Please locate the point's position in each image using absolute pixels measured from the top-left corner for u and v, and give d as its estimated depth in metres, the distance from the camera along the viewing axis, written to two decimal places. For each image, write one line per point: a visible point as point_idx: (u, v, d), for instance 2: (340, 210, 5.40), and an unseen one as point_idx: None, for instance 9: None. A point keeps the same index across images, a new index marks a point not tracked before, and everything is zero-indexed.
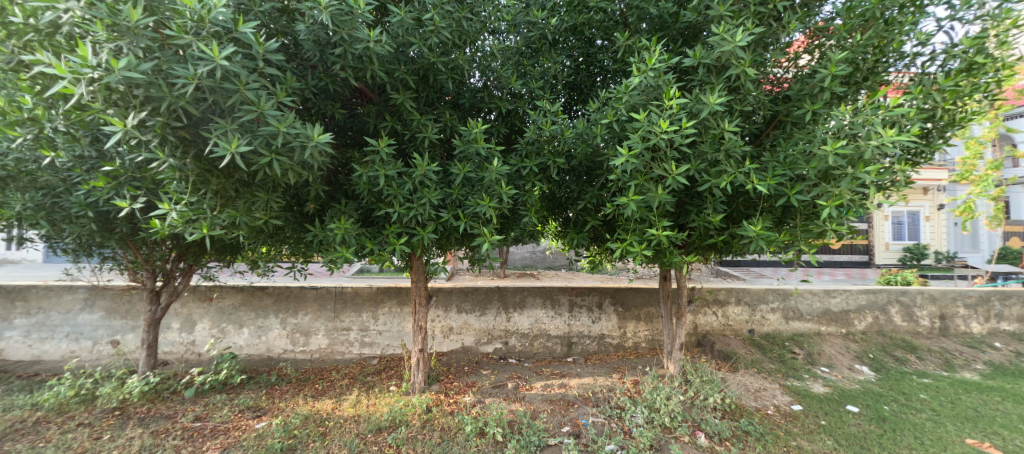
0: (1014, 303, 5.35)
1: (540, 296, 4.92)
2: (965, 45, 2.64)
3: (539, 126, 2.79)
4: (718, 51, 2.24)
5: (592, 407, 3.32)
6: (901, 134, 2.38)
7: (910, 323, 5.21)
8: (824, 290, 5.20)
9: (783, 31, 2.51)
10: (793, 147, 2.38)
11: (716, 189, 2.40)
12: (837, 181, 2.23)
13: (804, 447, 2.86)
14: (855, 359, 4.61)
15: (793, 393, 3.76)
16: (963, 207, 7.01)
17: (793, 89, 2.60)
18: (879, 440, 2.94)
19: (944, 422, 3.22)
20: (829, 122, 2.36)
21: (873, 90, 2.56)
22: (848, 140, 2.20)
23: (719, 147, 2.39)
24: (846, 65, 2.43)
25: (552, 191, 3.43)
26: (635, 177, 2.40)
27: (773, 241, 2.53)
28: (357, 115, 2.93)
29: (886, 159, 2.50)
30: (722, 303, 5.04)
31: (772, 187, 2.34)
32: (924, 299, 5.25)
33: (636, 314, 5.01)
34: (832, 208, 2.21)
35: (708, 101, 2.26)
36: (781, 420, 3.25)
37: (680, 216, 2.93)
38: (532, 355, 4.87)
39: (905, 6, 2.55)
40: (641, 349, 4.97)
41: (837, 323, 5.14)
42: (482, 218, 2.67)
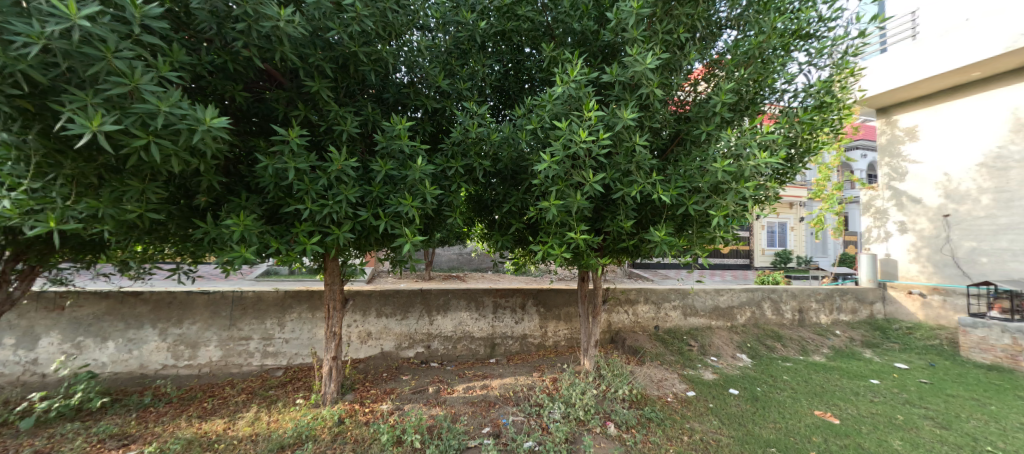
0: (849, 298, 6.65)
1: (463, 298, 4.88)
2: (817, 87, 3.21)
3: (466, 128, 2.78)
4: (632, 70, 2.46)
5: (512, 406, 3.39)
6: (772, 156, 2.80)
7: (778, 316, 6.18)
8: (715, 289, 5.93)
9: (686, 59, 2.81)
10: (691, 163, 2.70)
11: (627, 197, 2.62)
12: (725, 194, 2.58)
13: (695, 428, 3.22)
14: (737, 348, 5.34)
15: (689, 381, 4.23)
16: (817, 219, 8.48)
17: (692, 111, 2.95)
18: (753, 417, 3.44)
19: (800, 398, 3.88)
20: (719, 142, 2.72)
21: (753, 118, 2.98)
22: (733, 159, 2.56)
23: (631, 158, 2.61)
24: (733, 94, 2.82)
25: (478, 193, 3.44)
26: (557, 183, 2.52)
27: (674, 246, 2.83)
28: (264, 100, 2.65)
29: (762, 177, 2.93)
30: (632, 302, 5.49)
31: (673, 197, 2.63)
32: (788, 296, 6.27)
33: (556, 314, 5.23)
34: (720, 217, 2.55)
35: (622, 115, 2.46)
36: (678, 406, 3.64)
37: (597, 221, 3.12)
38: (455, 358, 4.83)
39: (778, 49, 3.01)
40: (560, 347, 5.20)
41: (724, 317, 5.90)
42: (405, 218, 2.57)
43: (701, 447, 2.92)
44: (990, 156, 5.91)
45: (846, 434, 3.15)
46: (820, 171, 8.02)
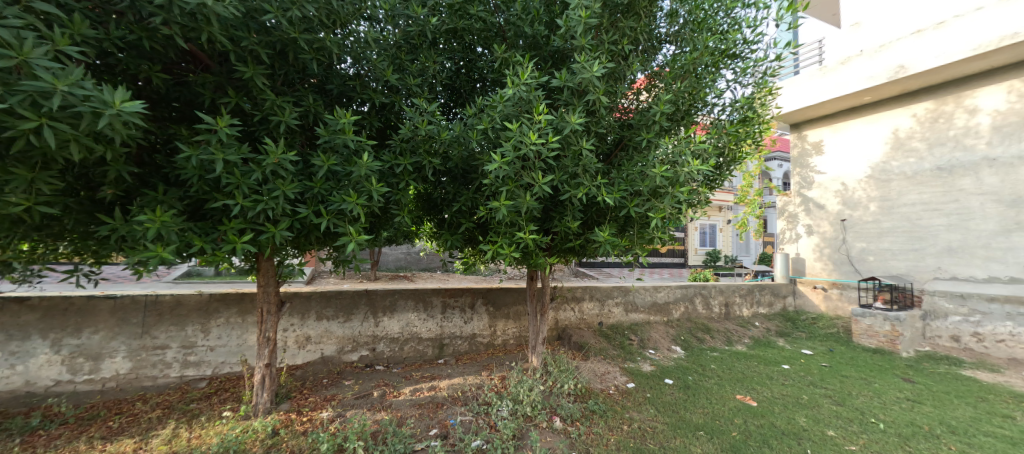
0: (766, 293, 7.43)
1: (411, 299, 4.76)
2: (740, 103, 3.55)
3: (415, 124, 2.71)
4: (579, 77, 2.56)
5: (460, 406, 3.37)
6: (704, 164, 3.06)
7: (708, 311, 6.74)
8: (653, 286, 6.33)
9: (629, 69, 2.97)
10: (633, 168, 2.87)
11: (574, 198, 2.73)
12: (663, 198, 2.77)
13: (634, 417, 3.43)
14: (672, 341, 5.74)
15: (629, 373, 4.49)
16: (742, 221, 9.32)
17: (635, 119, 3.12)
18: (684, 403, 3.73)
19: (724, 385, 4.27)
20: (657, 149, 2.91)
21: (688, 127, 3.23)
22: (670, 166, 2.76)
23: (578, 162, 2.72)
24: (671, 105, 3.03)
25: (428, 191, 3.39)
26: (507, 184, 2.56)
27: (617, 245, 2.99)
28: (187, 84, 2.41)
29: (695, 182, 3.19)
30: (578, 300, 5.70)
31: (617, 200, 2.78)
32: (716, 292, 6.85)
33: (505, 312, 5.28)
34: (658, 219, 2.74)
35: (570, 120, 2.56)
36: (619, 397, 3.85)
37: (545, 221, 3.20)
38: (402, 360, 4.70)
39: (710, 65, 3.29)
40: (509, 345, 5.27)
41: (661, 313, 6.32)
42: (349, 216, 2.46)
43: (639, 435, 3.11)
44: (876, 169, 6.85)
45: (762, 414, 3.52)
46: (745, 178, 8.82)
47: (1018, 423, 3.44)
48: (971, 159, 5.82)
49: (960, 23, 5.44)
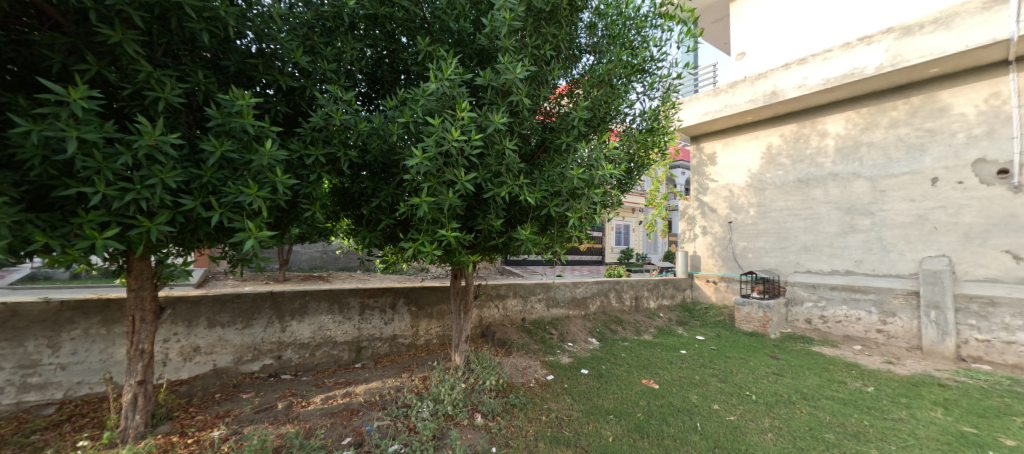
0: (669, 286, 8.29)
1: (324, 300, 4.42)
2: (647, 114, 3.90)
3: (329, 113, 2.52)
4: (503, 77, 2.61)
5: (378, 411, 3.23)
6: (616, 168, 3.32)
7: (620, 304, 7.31)
8: (573, 282, 6.68)
9: (550, 74, 3.09)
10: (554, 169, 3.01)
11: (497, 197, 2.78)
12: (580, 198, 2.96)
13: (552, 407, 3.59)
14: (589, 334, 6.13)
15: (549, 366, 4.70)
16: (650, 222, 10.23)
17: (556, 122, 3.27)
18: (597, 391, 4.01)
19: (632, 371, 4.67)
20: (575, 152, 3.09)
21: (603, 133, 3.46)
22: (586, 169, 2.96)
23: (502, 161, 2.78)
24: (588, 111, 3.23)
25: (345, 185, 3.19)
26: (429, 180, 2.51)
27: (537, 243, 3.11)
28: (27, 43, 1.95)
29: (609, 185, 3.44)
30: (502, 297, 5.80)
31: (538, 199, 2.90)
32: (628, 286, 7.46)
33: (428, 312, 5.17)
34: (575, 218, 2.92)
35: (493, 119, 2.60)
36: (539, 389, 4.01)
37: (469, 219, 3.20)
38: (313, 367, 4.35)
39: (623, 78, 3.56)
40: (431, 345, 5.17)
41: (580, 307, 6.71)
42: (248, 209, 2.20)
43: (556, 424, 3.26)
44: (755, 179, 8.01)
45: (662, 395, 3.92)
46: (653, 183, 9.68)
47: (849, 387, 4.28)
48: (821, 174, 7.08)
49: (815, 61, 6.60)
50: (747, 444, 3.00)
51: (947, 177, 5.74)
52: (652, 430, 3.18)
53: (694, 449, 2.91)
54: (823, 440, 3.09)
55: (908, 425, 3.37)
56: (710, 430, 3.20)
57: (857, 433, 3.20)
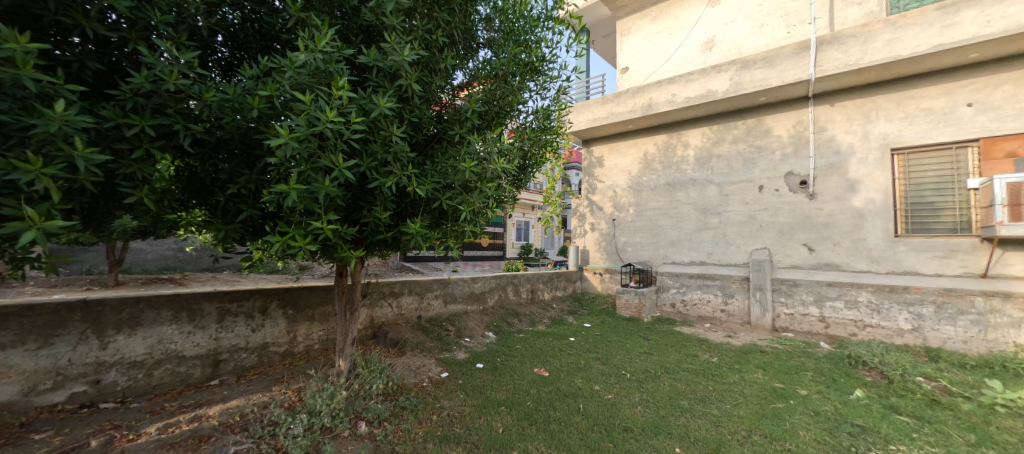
0: (562, 279, 8.85)
1: (167, 307, 3.63)
2: (538, 113, 4.06)
3: (160, 75, 2.02)
4: (389, 58, 2.44)
5: (236, 434, 2.77)
6: (509, 164, 3.39)
7: (517, 297, 7.55)
8: (471, 277, 6.69)
9: (444, 62, 2.98)
10: (446, 161, 2.94)
11: (383, 188, 2.60)
12: (472, 192, 2.95)
13: (444, 405, 3.51)
14: (486, 328, 6.20)
15: (444, 363, 4.60)
16: (546, 218, 10.76)
17: (449, 113, 3.18)
18: (490, 384, 4.04)
19: (526, 361, 4.85)
20: (468, 145, 3.06)
21: (497, 128, 3.49)
22: (479, 162, 2.95)
23: (389, 149, 2.61)
24: (482, 104, 3.21)
25: (191, 167, 2.64)
26: (299, 165, 2.22)
27: (429, 237, 3.00)
28: None
29: (502, 179, 3.50)
30: (396, 295, 5.51)
31: (429, 192, 2.80)
32: (525, 280, 7.74)
33: (308, 315, 4.63)
34: (467, 212, 2.90)
35: (378, 103, 2.41)
36: (431, 388, 3.89)
37: (352, 211, 2.94)
38: (150, 389, 3.55)
39: (518, 75, 3.64)
40: (312, 352, 4.65)
41: (478, 302, 6.74)
42: (29, 191, 1.66)
43: (447, 422, 3.19)
44: (634, 181, 9.00)
45: (551, 382, 4.13)
46: (550, 180, 10.20)
47: (701, 359, 5.09)
48: (684, 179, 8.26)
49: (681, 82, 7.65)
50: (620, 418, 3.32)
51: (770, 185, 7.18)
52: (540, 416, 3.32)
53: (576, 430, 3.12)
54: (679, 406, 3.58)
55: (739, 386, 4.11)
56: (591, 410, 3.46)
57: (704, 397, 3.78)
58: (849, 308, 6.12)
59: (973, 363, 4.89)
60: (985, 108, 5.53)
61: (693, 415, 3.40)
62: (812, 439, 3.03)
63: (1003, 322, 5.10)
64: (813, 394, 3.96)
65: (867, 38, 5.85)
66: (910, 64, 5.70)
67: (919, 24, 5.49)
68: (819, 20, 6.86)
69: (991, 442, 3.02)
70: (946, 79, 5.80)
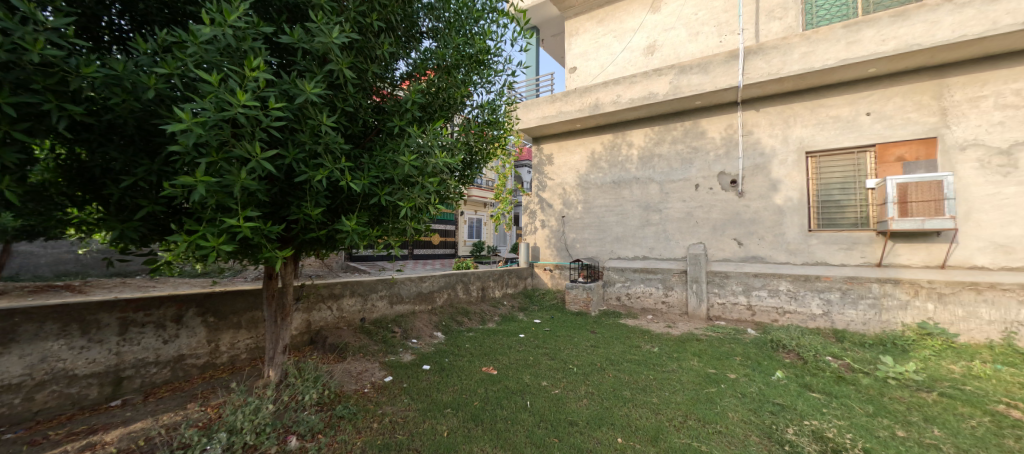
0: (512, 276, 8.86)
1: (51, 320, 3.10)
2: (484, 108, 3.99)
3: (22, 44, 1.70)
4: (315, 40, 2.26)
5: None
6: (453, 158, 3.29)
7: (467, 295, 7.44)
8: (418, 276, 6.47)
9: (380, 48, 2.82)
10: (385, 154, 2.79)
11: (312, 182, 2.41)
12: (413, 188, 2.83)
13: (387, 411, 3.35)
14: (434, 328, 6.04)
15: (388, 367, 4.40)
16: (497, 215, 10.70)
17: (388, 103, 3.02)
18: (437, 386, 3.92)
19: (475, 360, 4.77)
20: (409, 137, 2.92)
21: (440, 121, 3.39)
22: (419, 156, 2.84)
23: (318, 140, 2.43)
24: (422, 95, 3.09)
25: (75, 156, 2.26)
26: (210, 155, 2.00)
27: (367, 235, 2.83)
28: None
29: (446, 174, 3.40)
30: (336, 297, 5.19)
31: (366, 187, 2.65)
32: (475, 278, 7.65)
33: (233, 322, 4.22)
34: (407, 208, 2.77)
35: (303, 88, 2.23)
36: (373, 394, 3.70)
37: (279, 207, 2.70)
38: (29, 417, 3.02)
39: (462, 66, 3.54)
40: (238, 362, 4.24)
41: (426, 301, 6.55)
42: None
43: (389, 429, 3.04)
44: (582, 179, 9.22)
45: (499, 380, 4.08)
46: (501, 177, 10.16)
47: (643, 349, 5.32)
48: (628, 177, 8.59)
49: (626, 83, 7.94)
50: (566, 412, 3.35)
51: (704, 184, 7.68)
52: (486, 416, 3.26)
53: (523, 427, 3.10)
54: (622, 396, 3.70)
55: (677, 374, 4.33)
56: (537, 406, 3.47)
57: (645, 387, 3.94)
58: (771, 296, 6.72)
59: (870, 342, 5.56)
60: (880, 118, 6.27)
61: (634, 405, 3.52)
62: (740, 420, 3.25)
63: (894, 304, 5.85)
64: (740, 377, 4.27)
65: (786, 50, 6.41)
66: (821, 76, 6.33)
67: (829, 40, 6.10)
68: (746, 32, 7.40)
69: (885, 412, 3.43)
70: (849, 91, 6.52)
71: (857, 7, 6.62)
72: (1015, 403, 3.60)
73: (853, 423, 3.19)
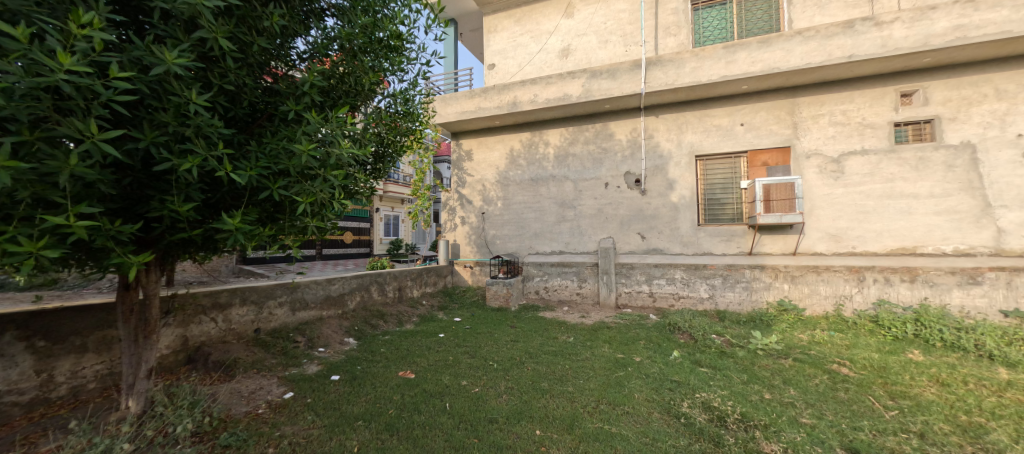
0: (431, 274, 8.60)
1: None
2: (396, 98, 3.80)
3: None
4: (179, 2, 1.95)
5: None
6: (361, 150, 3.06)
7: (382, 296, 7.02)
8: (326, 279, 5.90)
9: (269, 20, 2.49)
10: (277, 142, 2.49)
11: (180, 171, 2.06)
12: (313, 181, 2.55)
13: (285, 433, 2.97)
14: (345, 333, 5.58)
15: (289, 381, 3.93)
16: (414, 212, 10.23)
17: (280, 85, 2.71)
18: (346, 397, 3.61)
19: (391, 365, 4.50)
20: (306, 124, 2.64)
21: (345, 108, 3.13)
22: (320, 145, 2.58)
23: (185, 121, 2.10)
24: (322, 78, 2.82)
25: None
26: (21, 133, 1.62)
27: (256, 235, 2.49)
28: None
29: (352, 167, 3.14)
30: (223, 306, 4.50)
31: (252, 179, 2.33)
32: (391, 278, 7.24)
33: (76, 345, 3.40)
34: (306, 204, 2.50)
35: (164, 58, 1.94)
36: (269, 414, 3.26)
37: (135, 202, 2.26)
38: None
39: (369, 50, 3.31)
40: (84, 394, 3.43)
41: (335, 305, 6.01)
42: None
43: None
44: (501, 176, 9.29)
45: (417, 384, 3.90)
46: (418, 172, 9.73)
47: (559, 340, 5.55)
48: (545, 175, 8.89)
49: (542, 84, 8.16)
50: (486, 411, 3.32)
51: (613, 182, 8.27)
52: (402, 424, 3.09)
53: (441, 431, 3.00)
54: (540, 388, 3.79)
55: (590, 361, 4.59)
56: (456, 407, 3.38)
57: (561, 376, 4.10)
58: (669, 283, 7.48)
59: (744, 319, 6.50)
60: (751, 128, 7.35)
61: (552, 395, 3.63)
62: (644, 399, 3.55)
63: (761, 286, 6.91)
64: (644, 359, 4.68)
65: (680, 63, 7.15)
66: (707, 89, 7.20)
67: (712, 57, 6.94)
68: (647, 44, 8.11)
69: (755, 379, 4.02)
70: (728, 104, 7.53)
71: (734, 31, 7.65)
72: (843, 361, 4.49)
73: (732, 391, 3.68)
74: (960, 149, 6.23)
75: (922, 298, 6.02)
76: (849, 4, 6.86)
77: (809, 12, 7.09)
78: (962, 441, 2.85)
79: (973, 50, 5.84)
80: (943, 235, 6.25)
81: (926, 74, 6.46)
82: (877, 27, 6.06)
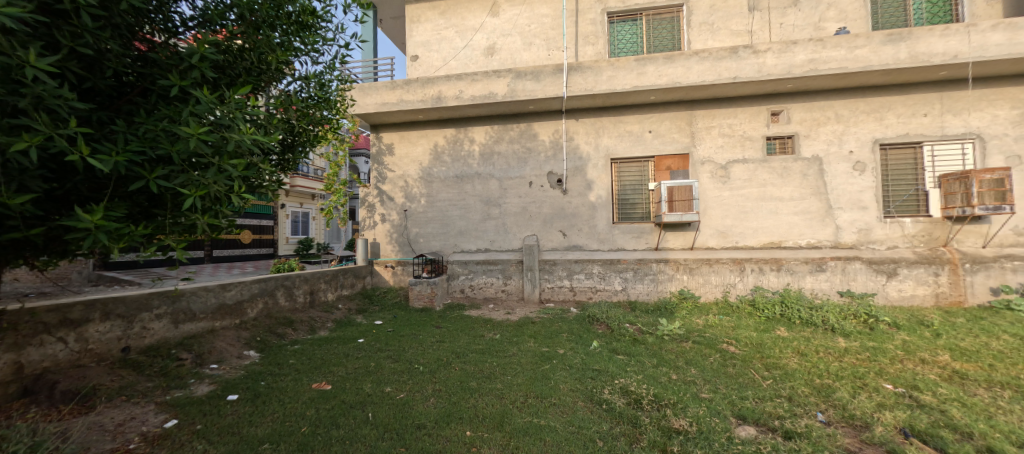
0: (348, 275, 7.99)
1: None
2: (309, 81, 3.45)
3: None
4: None
5: None
6: (264, 137, 2.70)
7: (290, 302, 6.33)
8: (219, 285, 5.13)
9: None
10: (154, 123, 2.10)
11: (11, 151, 1.66)
12: (204, 171, 2.19)
13: None
14: (244, 346, 4.90)
15: (172, 407, 3.33)
16: (328, 209, 9.38)
17: (158, 56, 2.32)
18: (248, 418, 3.17)
19: (302, 377, 4.06)
20: (195, 104, 2.27)
21: (245, 88, 2.75)
22: (213, 128, 2.23)
23: (18, 89, 1.72)
24: (215, 51, 2.45)
25: None
26: None
27: (126, 235, 2.06)
28: None
29: (253, 157, 2.76)
30: (76, 323, 3.69)
31: (120, 165, 1.94)
32: (300, 280, 6.56)
33: None
34: (197, 198, 2.12)
35: None
36: (145, 449, 2.72)
37: None
38: None
39: (276, 25, 2.95)
40: None
41: (231, 315, 5.25)
42: None
43: None
44: (424, 172, 8.99)
45: (333, 396, 3.58)
46: (331, 165, 8.96)
47: (484, 338, 5.54)
48: (470, 172, 8.81)
49: (468, 80, 8.06)
50: (413, 417, 3.17)
51: (536, 181, 8.52)
52: (317, 443, 2.80)
53: (364, 444, 2.79)
54: (468, 388, 3.75)
55: (517, 357, 4.67)
56: (380, 417, 3.18)
57: (489, 374, 4.10)
58: (588, 278, 7.94)
59: (652, 308, 7.17)
60: (657, 135, 8.12)
61: (480, 394, 3.61)
62: (569, 389, 3.72)
63: (665, 278, 7.63)
64: (566, 351, 4.91)
65: (597, 71, 7.62)
66: (621, 96, 7.77)
67: (626, 68, 7.51)
68: (568, 50, 8.49)
69: (663, 362, 4.46)
70: (638, 112, 8.23)
71: (643, 46, 8.36)
72: (731, 341, 5.21)
73: (645, 375, 4.03)
74: (812, 161, 7.60)
75: (786, 283, 7.23)
76: (734, 33, 7.94)
77: (703, 36, 8.04)
78: (818, 400, 3.48)
79: (821, 80, 7.17)
80: (800, 231, 7.58)
81: (789, 98, 7.75)
82: (755, 54, 7.11)
